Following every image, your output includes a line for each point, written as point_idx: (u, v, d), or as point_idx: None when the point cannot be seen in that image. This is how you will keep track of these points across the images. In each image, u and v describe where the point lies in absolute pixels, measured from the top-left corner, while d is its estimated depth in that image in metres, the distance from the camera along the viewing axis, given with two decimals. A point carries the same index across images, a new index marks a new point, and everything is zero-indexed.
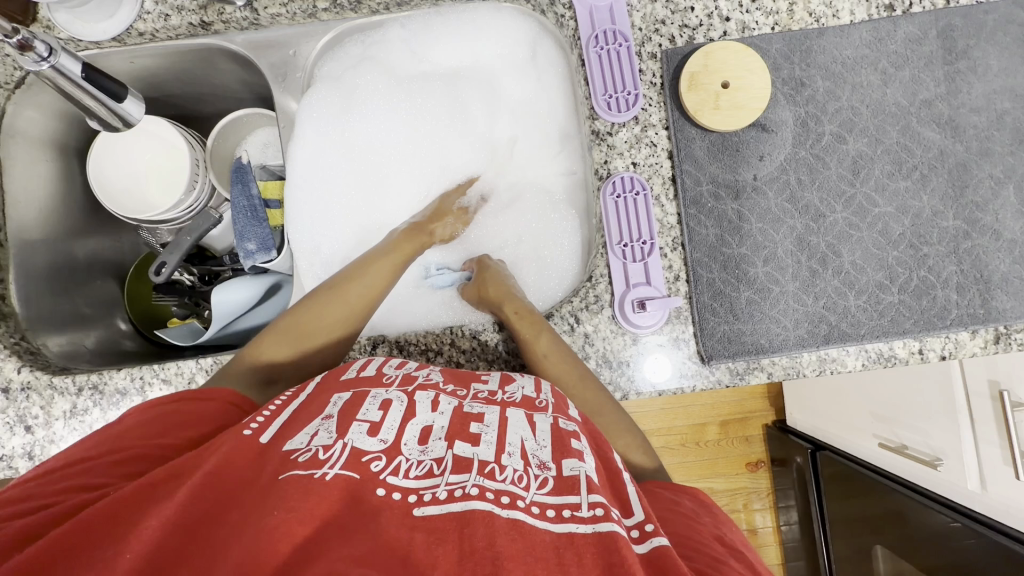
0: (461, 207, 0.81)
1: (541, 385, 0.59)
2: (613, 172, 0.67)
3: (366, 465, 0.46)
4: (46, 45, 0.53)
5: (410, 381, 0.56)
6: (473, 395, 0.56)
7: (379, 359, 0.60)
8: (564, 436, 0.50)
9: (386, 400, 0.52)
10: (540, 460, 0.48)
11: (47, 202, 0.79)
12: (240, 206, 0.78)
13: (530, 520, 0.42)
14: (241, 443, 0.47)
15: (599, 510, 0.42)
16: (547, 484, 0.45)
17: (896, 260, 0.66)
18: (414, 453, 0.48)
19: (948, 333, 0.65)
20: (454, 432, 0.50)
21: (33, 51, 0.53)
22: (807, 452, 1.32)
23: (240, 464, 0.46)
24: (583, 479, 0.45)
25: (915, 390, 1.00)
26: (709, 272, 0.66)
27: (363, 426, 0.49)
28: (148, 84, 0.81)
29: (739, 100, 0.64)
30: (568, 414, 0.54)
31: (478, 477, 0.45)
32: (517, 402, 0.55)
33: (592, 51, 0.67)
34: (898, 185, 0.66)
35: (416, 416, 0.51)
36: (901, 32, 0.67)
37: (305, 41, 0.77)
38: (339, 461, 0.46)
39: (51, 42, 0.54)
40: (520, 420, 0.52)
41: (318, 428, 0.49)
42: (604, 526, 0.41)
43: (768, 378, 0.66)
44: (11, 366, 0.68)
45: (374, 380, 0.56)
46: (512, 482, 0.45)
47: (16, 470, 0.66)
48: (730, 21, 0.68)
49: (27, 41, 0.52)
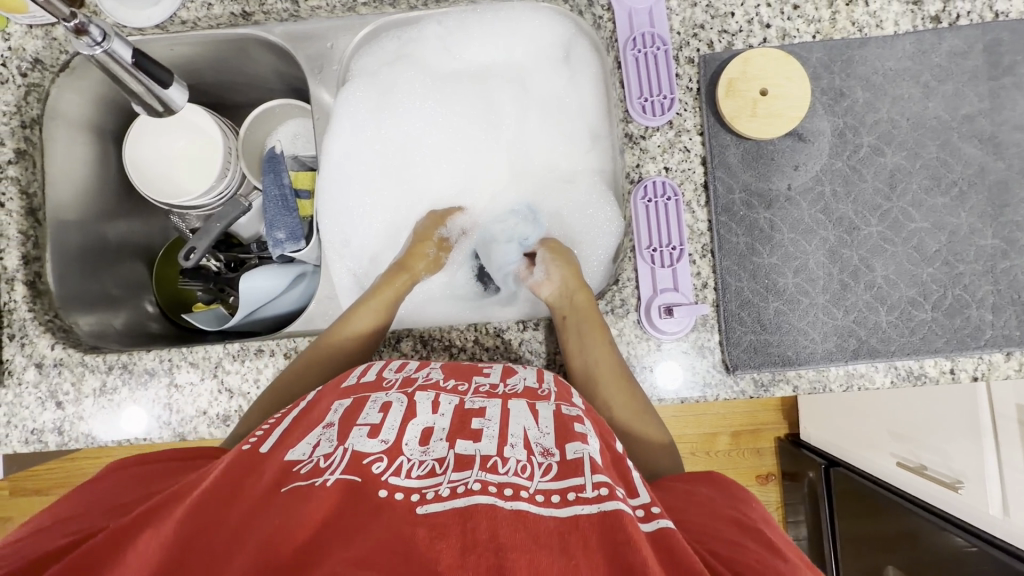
0: (441, 237, 0.80)
1: (542, 375, 0.60)
2: (644, 176, 0.67)
3: (367, 468, 0.46)
4: (100, 30, 0.55)
5: (410, 383, 0.56)
6: (474, 390, 0.56)
7: (379, 364, 0.60)
8: (567, 423, 0.51)
9: (386, 402, 0.53)
10: (543, 447, 0.49)
11: (84, 183, 0.81)
12: (273, 195, 0.79)
13: (534, 509, 0.43)
14: (243, 455, 0.48)
15: (604, 489, 0.44)
16: (551, 471, 0.47)
17: (930, 277, 0.64)
18: (415, 453, 0.48)
19: (981, 354, 0.64)
20: (457, 430, 0.51)
21: (87, 36, 0.55)
22: (818, 467, 1.29)
23: (238, 476, 0.45)
24: (587, 461, 0.46)
25: (938, 412, 0.98)
26: (738, 280, 0.65)
27: (364, 430, 0.50)
28: (186, 71, 0.82)
29: (778, 109, 0.64)
30: (571, 401, 0.55)
31: (480, 472, 0.46)
32: (520, 392, 0.56)
33: (629, 54, 0.67)
34: (936, 201, 0.65)
35: (417, 417, 0.52)
36: (947, 45, 0.66)
37: (343, 35, 0.77)
38: (340, 467, 0.46)
39: (106, 28, 0.56)
40: (522, 410, 0.53)
41: (320, 437, 0.50)
42: (609, 504, 0.42)
43: (794, 391, 0.65)
44: (44, 343, 0.69)
45: (373, 385, 0.56)
46: (514, 473, 0.46)
47: (46, 444, 0.68)
48: (770, 28, 0.67)
49: (83, 25, 0.54)
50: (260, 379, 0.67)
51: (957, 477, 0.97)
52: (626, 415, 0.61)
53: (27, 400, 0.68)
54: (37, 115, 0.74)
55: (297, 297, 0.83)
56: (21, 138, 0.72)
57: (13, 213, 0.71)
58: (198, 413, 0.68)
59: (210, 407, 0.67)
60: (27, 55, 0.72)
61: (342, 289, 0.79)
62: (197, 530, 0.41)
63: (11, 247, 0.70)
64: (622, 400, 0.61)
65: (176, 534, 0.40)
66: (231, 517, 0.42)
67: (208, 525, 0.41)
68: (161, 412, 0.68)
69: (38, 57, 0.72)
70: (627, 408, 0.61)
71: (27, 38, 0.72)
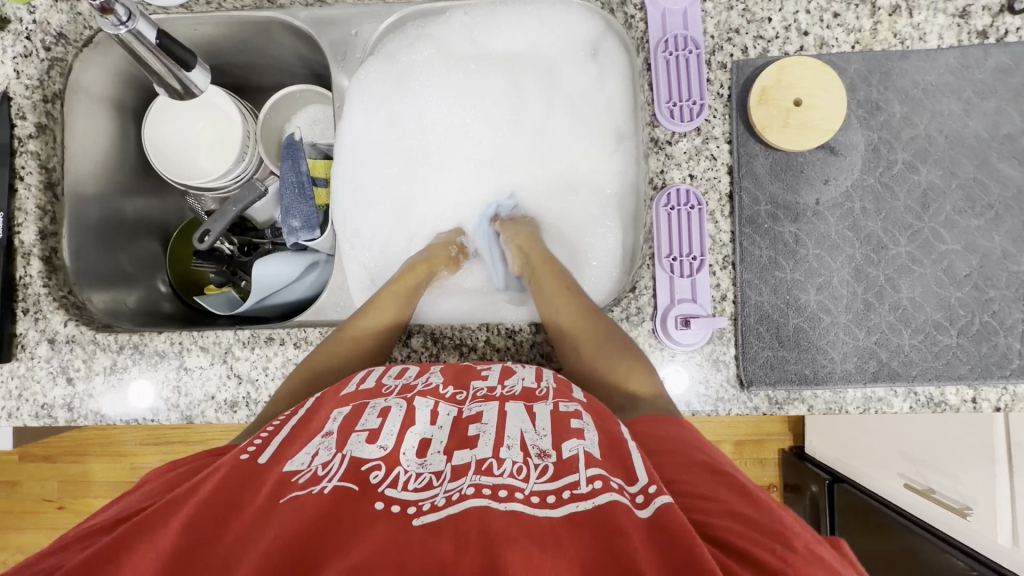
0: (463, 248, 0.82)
1: (540, 375, 0.59)
2: (667, 182, 0.65)
3: (365, 477, 0.46)
4: (125, 11, 0.55)
5: (409, 390, 0.56)
6: (473, 396, 0.55)
7: (379, 370, 0.60)
8: (564, 419, 0.50)
9: (384, 408, 0.53)
10: (540, 449, 0.48)
11: (103, 160, 0.81)
12: (289, 182, 0.78)
13: (528, 510, 0.42)
14: (240, 463, 0.47)
15: (598, 482, 0.43)
16: (547, 472, 0.46)
17: (957, 301, 0.62)
18: (412, 465, 0.48)
19: (1006, 383, 0.62)
20: (453, 439, 0.50)
21: (113, 15, 0.55)
22: (823, 482, 1.26)
23: (236, 486, 0.45)
24: (582, 457, 0.46)
25: (950, 436, 0.96)
26: (758, 294, 0.63)
27: (362, 436, 0.50)
28: (208, 51, 0.82)
29: (811, 120, 0.62)
30: (570, 397, 0.55)
31: (474, 475, 0.45)
32: (517, 394, 0.55)
33: (660, 57, 0.65)
34: (969, 223, 0.63)
35: (415, 425, 0.51)
36: (992, 61, 0.63)
37: (368, 21, 0.76)
38: (337, 475, 0.46)
39: (131, 7, 0.56)
40: (519, 413, 0.52)
41: (319, 448, 0.49)
42: (602, 497, 0.42)
43: (808, 410, 0.63)
44: (57, 319, 0.69)
45: (373, 392, 0.56)
46: (510, 475, 0.45)
47: (55, 419, 0.68)
48: (807, 36, 0.65)
49: (108, 5, 0.54)
50: (269, 367, 0.67)
51: (965, 503, 0.96)
52: (599, 358, 0.61)
53: (39, 374, 0.68)
54: (59, 90, 0.74)
55: (310, 285, 0.82)
56: (43, 112, 0.72)
57: (32, 187, 0.70)
58: (206, 398, 0.68)
59: (218, 392, 0.67)
60: (52, 30, 0.71)
61: (354, 281, 0.78)
62: (196, 546, 0.40)
63: (28, 221, 0.70)
64: (594, 346, 0.62)
65: (172, 548, 0.39)
66: (229, 531, 0.41)
67: (206, 538, 0.40)
68: (170, 394, 0.68)
69: (62, 31, 0.72)
70: (601, 352, 0.61)
71: (52, 12, 0.71)
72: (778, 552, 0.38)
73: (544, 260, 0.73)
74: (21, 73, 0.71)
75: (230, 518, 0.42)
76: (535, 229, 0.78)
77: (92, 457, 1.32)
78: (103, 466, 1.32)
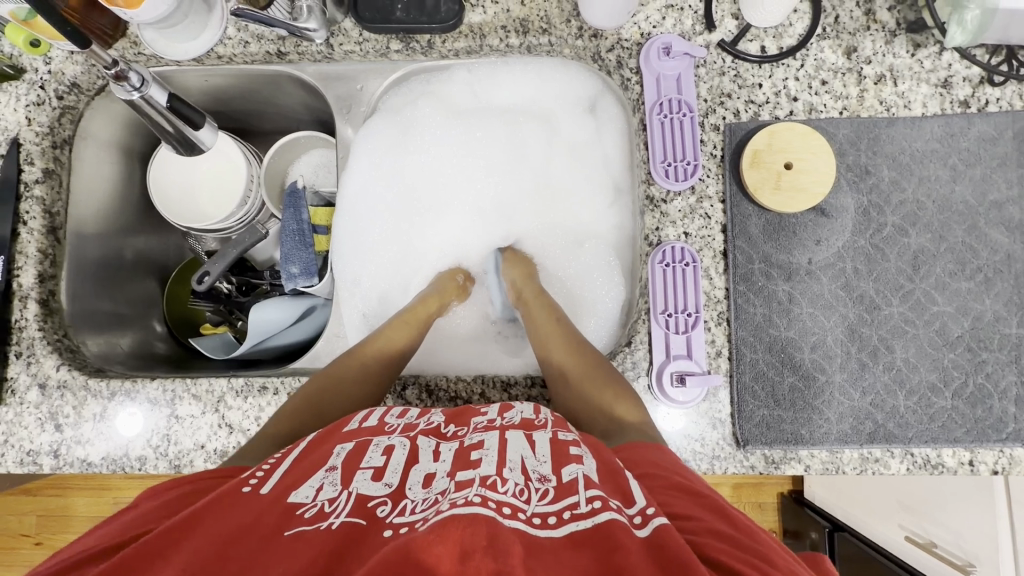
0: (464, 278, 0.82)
1: (540, 409, 0.57)
2: (663, 239, 0.66)
3: (372, 511, 0.44)
4: (138, 77, 0.64)
5: (411, 429, 0.54)
6: (473, 430, 0.54)
7: (381, 408, 0.58)
8: (563, 448, 0.49)
9: (388, 445, 0.51)
10: (540, 474, 0.46)
11: (106, 202, 0.82)
12: (290, 229, 0.79)
13: (530, 530, 0.41)
14: (242, 496, 0.44)
15: (597, 501, 0.42)
16: (548, 494, 0.45)
17: (951, 362, 0.63)
18: (419, 495, 0.46)
19: (1002, 447, 0.62)
20: (457, 464, 0.48)
21: (127, 82, 0.64)
22: (823, 530, 1.20)
23: (240, 518, 0.42)
24: (581, 479, 0.45)
25: (952, 490, 0.93)
26: (753, 352, 0.64)
27: (367, 473, 0.48)
28: (216, 99, 0.84)
29: (800, 183, 0.64)
30: (568, 429, 0.54)
31: (480, 488, 0.43)
32: (516, 423, 0.54)
33: (655, 118, 0.67)
34: (960, 285, 0.64)
35: (418, 463, 0.50)
36: (976, 130, 0.65)
37: (373, 77, 0.78)
38: (345, 510, 0.44)
39: (144, 74, 0.65)
40: (519, 439, 0.50)
41: (323, 482, 0.47)
42: (602, 516, 0.41)
43: (805, 470, 0.63)
44: (50, 363, 0.68)
45: (375, 430, 0.54)
46: (512, 494, 0.44)
47: (40, 466, 0.67)
48: (797, 101, 0.67)
49: (123, 74, 0.63)
50: (261, 417, 0.66)
51: (968, 560, 0.93)
52: (583, 381, 0.61)
53: (27, 421, 0.67)
54: (68, 136, 0.76)
55: (309, 327, 0.83)
56: (51, 158, 0.73)
57: (35, 231, 0.71)
58: (196, 447, 0.67)
59: (208, 441, 0.67)
60: (66, 79, 0.73)
61: (351, 327, 0.78)
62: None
63: (28, 265, 0.70)
64: (582, 370, 0.62)
65: None
66: (234, 563, 0.39)
67: (215, 567, 0.39)
68: (159, 442, 0.67)
69: (75, 81, 0.73)
70: (585, 373, 0.62)
71: (67, 63, 0.72)
72: (759, 567, 0.38)
73: (538, 295, 0.74)
74: (32, 120, 0.72)
75: (235, 550, 0.40)
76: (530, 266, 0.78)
77: (74, 491, 1.28)
78: (86, 501, 1.28)
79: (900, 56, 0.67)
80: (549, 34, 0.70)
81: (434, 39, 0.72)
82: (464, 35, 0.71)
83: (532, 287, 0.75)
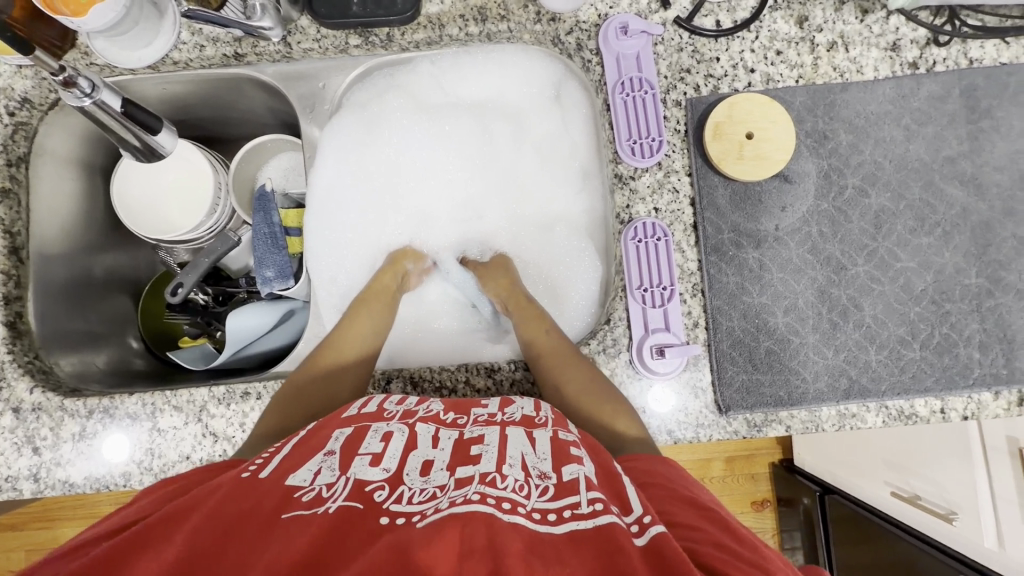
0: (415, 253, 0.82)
1: (540, 404, 0.58)
2: (634, 217, 0.67)
3: (370, 496, 0.44)
4: (88, 82, 0.62)
5: (410, 415, 0.54)
6: (473, 421, 0.54)
7: (379, 396, 0.58)
8: (563, 446, 0.50)
9: (386, 431, 0.51)
10: (540, 470, 0.47)
11: (70, 219, 0.80)
12: (262, 233, 0.79)
13: (530, 525, 0.42)
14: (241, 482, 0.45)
15: (598, 504, 0.43)
16: (548, 492, 0.45)
17: (918, 316, 0.65)
18: (416, 483, 0.46)
19: (970, 393, 0.64)
20: (456, 457, 0.49)
21: (77, 88, 0.62)
22: (813, 494, 1.23)
23: (236, 505, 0.42)
24: (583, 480, 0.45)
25: (931, 442, 0.97)
26: (729, 320, 0.65)
27: (366, 458, 0.48)
28: (177, 107, 0.83)
29: (763, 150, 0.65)
30: (568, 427, 0.54)
31: (479, 485, 0.44)
32: (516, 420, 0.54)
33: (618, 97, 0.68)
34: (921, 241, 0.66)
35: (417, 449, 0.50)
36: (925, 90, 0.68)
37: (335, 74, 0.78)
38: (342, 496, 0.44)
39: (94, 79, 0.64)
40: (519, 437, 0.51)
41: (322, 465, 0.47)
42: (603, 518, 0.41)
43: (786, 431, 0.65)
44: (22, 386, 0.67)
45: (374, 416, 0.54)
46: (512, 489, 0.44)
47: (21, 491, 0.65)
48: (754, 73, 0.69)
49: (72, 78, 0.61)
50: (245, 423, 0.66)
51: (950, 508, 0.96)
52: (566, 372, 0.63)
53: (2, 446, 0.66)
54: (23, 153, 0.75)
55: (287, 333, 0.83)
56: (7, 176, 0.73)
57: None
58: (182, 458, 0.66)
59: (193, 451, 0.66)
60: (16, 95, 0.72)
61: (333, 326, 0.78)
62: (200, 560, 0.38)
63: None
64: (576, 381, 0.62)
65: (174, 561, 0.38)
66: (232, 550, 0.39)
67: (213, 552, 0.39)
68: (142, 457, 0.66)
69: (26, 96, 0.72)
70: (560, 358, 0.64)
71: (16, 77, 0.71)
72: None
73: (522, 300, 0.74)
74: None
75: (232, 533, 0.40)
76: (512, 272, 0.78)
77: (62, 522, 1.25)
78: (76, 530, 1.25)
79: (849, 22, 0.69)
80: (507, 20, 0.70)
81: (393, 32, 0.72)
82: (422, 26, 0.71)
83: (514, 297, 0.74)
